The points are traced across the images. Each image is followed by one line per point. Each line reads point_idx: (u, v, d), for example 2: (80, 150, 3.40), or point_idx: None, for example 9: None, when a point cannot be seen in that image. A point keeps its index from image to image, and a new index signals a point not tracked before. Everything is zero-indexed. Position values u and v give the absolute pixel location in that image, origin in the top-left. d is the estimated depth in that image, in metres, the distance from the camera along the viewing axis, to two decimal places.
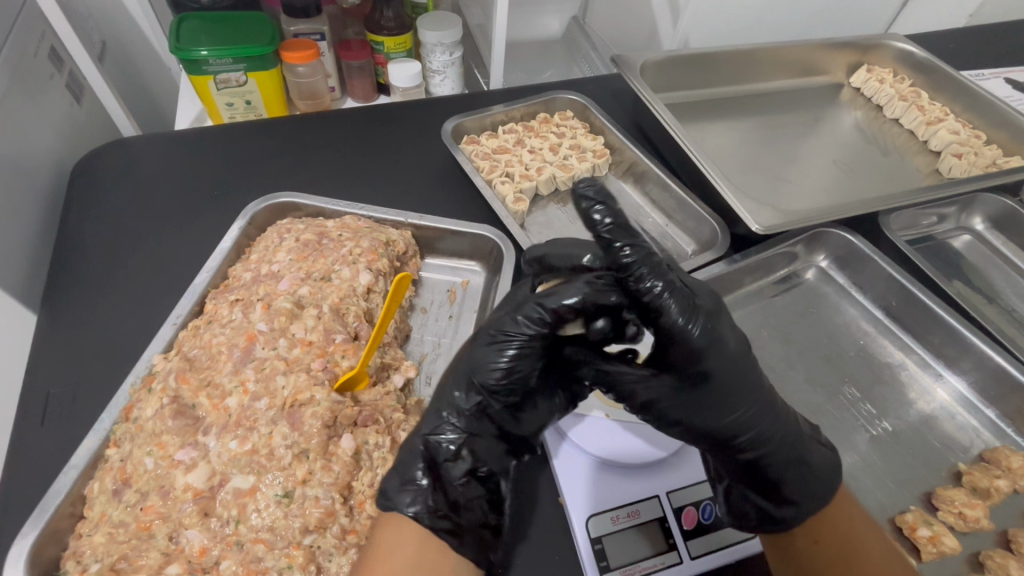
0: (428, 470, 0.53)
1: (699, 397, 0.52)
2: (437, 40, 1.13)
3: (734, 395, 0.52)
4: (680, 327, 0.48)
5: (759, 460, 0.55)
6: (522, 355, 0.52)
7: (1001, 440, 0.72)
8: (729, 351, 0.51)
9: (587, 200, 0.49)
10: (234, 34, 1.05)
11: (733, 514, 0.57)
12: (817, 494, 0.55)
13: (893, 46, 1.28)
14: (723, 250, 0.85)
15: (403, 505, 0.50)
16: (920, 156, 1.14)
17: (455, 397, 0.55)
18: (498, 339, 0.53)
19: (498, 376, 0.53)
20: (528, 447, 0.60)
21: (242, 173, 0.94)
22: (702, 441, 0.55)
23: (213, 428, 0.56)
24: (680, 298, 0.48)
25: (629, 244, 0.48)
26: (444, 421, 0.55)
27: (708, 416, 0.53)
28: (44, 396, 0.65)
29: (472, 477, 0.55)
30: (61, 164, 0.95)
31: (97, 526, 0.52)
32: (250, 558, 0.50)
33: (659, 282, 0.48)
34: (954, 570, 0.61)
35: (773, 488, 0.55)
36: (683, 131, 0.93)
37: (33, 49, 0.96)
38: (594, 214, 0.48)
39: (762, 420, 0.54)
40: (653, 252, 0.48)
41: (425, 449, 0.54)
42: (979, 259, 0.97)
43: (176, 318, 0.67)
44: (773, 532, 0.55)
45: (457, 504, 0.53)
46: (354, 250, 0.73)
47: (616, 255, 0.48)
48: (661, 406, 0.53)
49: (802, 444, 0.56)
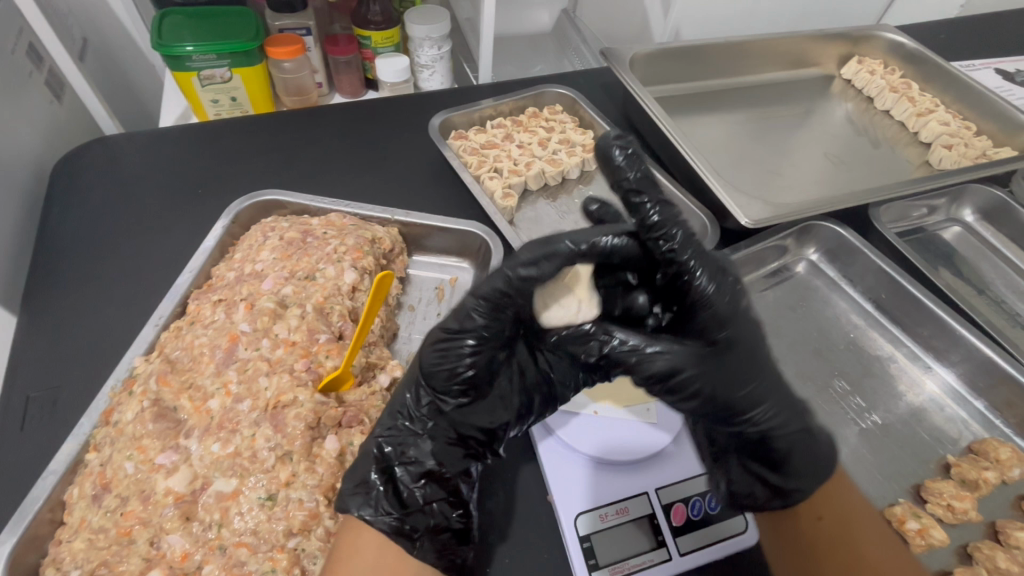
0: (383, 473, 0.53)
1: (722, 364, 0.51)
2: (425, 34, 1.12)
3: (753, 366, 0.52)
4: (707, 295, 0.51)
5: (769, 438, 0.55)
6: (471, 353, 0.51)
7: (989, 431, 0.73)
8: (747, 317, 0.52)
9: (619, 151, 0.58)
10: (217, 29, 1.03)
11: (731, 497, 0.58)
12: (820, 471, 0.57)
13: (883, 37, 1.28)
14: (712, 244, 0.85)
15: (355, 509, 0.50)
16: (911, 148, 1.14)
17: (407, 401, 0.56)
18: (443, 340, 0.51)
19: (446, 377, 0.52)
20: (491, 448, 0.58)
21: (227, 170, 0.93)
22: (711, 418, 0.54)
23: (195, 431, 0.56)
24: (708, 264, 0.52)
25: (654, 201, 0.53)
26: (398, 424, 0.56)
27: (725, 390, 0.51)
28: (24, 400, 0.64)
29: (431, 480, 0.54)
30: (41, 165, 0.93)
31: (76, 531, 0.52)
32: (233, 562, 0.50)
33: (684, 243, 0.52)
34: (943, 563, 0.61)
35: (778, 467, 0.57)
36: (673, 125, 0.92)
37: (12, 46, 0.93)
38: (626, 168, 0.57)
39: (772, 399, 0.54)
40: (678, 212, 0.53)
41: (380, 454, 0.54)
42: (969, 251, 0.97)
43: (158, 319, 0.66)
44: (779, 509, 0.57)
45: (411, 509, 0.53)
46: (338, 248, 0.72)
47: (645, 212, 0.53)
48: (683, 377, 0.50)
49: (809, 420, 0.57)
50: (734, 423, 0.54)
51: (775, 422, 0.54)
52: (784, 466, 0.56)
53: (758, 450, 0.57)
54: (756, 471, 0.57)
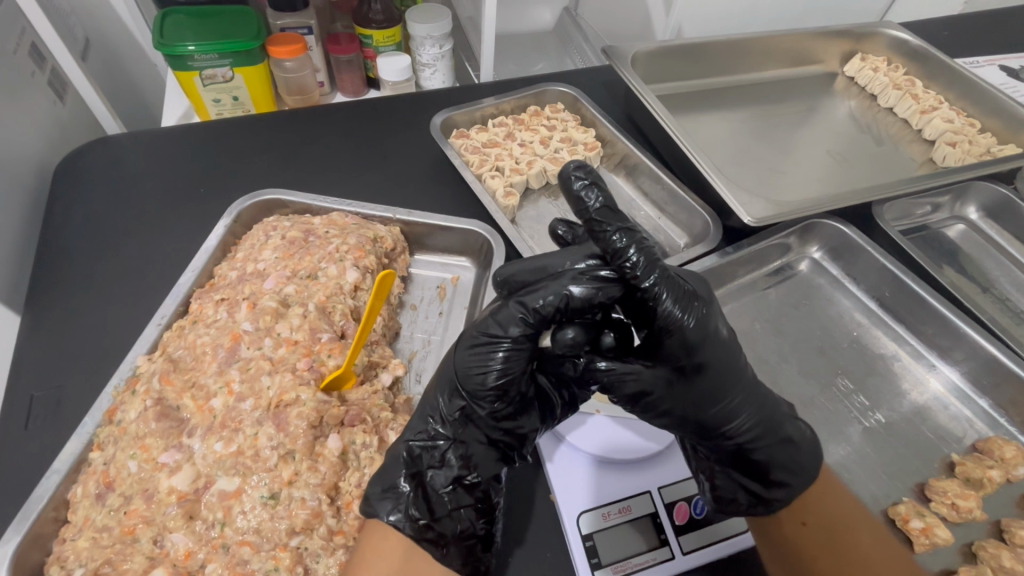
0: (412, 478, 0.52)
1: (689, 387, 0.52)
2: (426, 33, 1.12)
3: (725, 383, 0.52)
4: (673, 317, 0.49)
5: (747, 448, 0.55)
6: (503, 359, 0.51)
7: (994, 430, 0.72)
8: (717, 338, 0.51)
9: (578, 180, 0.52)
10: (219, 29, 1.03)
11: (716, 500, 0.57)
12: (803, 474, 0.55)
13: (887, 34, 1.27)
14: (715, 242, 0.84)
15: (385, 513, 0.50)
16: (914, 145, 1.14)
17: (439, 404, 0.55)
18: (479, 342, 0.52)
19: (479, 381, 0.52)
20: (520, 452, 0.57)
21: (229, 170, 0.93)
22: (688, 433, 0.55)
23: (198, 430, 0.56)
24: (674, 288, 0.50)
25: (618, 228, 0.50)
26: (429, 427, 0.55)
27: (695, 407, 0.53)
28: (27, 400, 0.64)
29: (459, 485, 0.54)
30: (44, 165, 0.93)
31: (80, 530, 0.52)
32: (236, 561, 0.50)
33: (647, 269, 0.49)
34: (947, 562, 0.61)
35: (761, 476, 0.55)
36: (675, 123, 0.92)
37: (14, 46, 0.93)
38: (586, 196, 0.51)
39: (748, 410, 0.54)
40: (643, 237, 0.50)
41: (409, 456, 0.54)
42: (973, 249, 0.96)
43: (161, 318, 0.66)
44: (761, 514, 0.55)
45: (438, 515, 0.52)
46: (340, 248, 0.72)
47: (609, 241, 0.50)
48: (652, 398, 0.52)
49: (790, 426, 0.56)
50: (710, 437, 0.55)
51: (753, 433, 0.54)
52: (766, 474, 0.55)
53: (740, 459, 0.56)
54: (741, 481, 0.55)
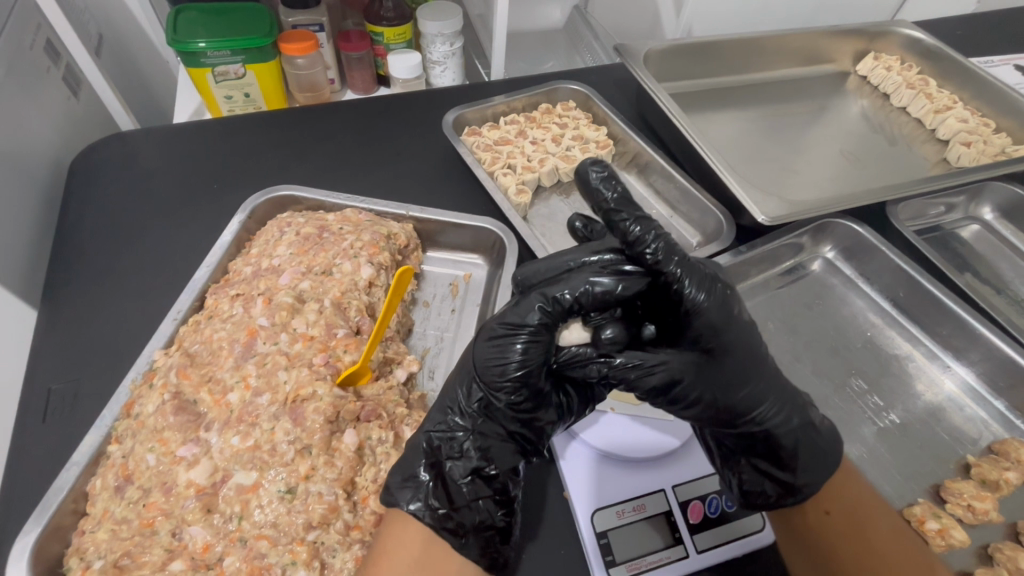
0: (431, 468, 0.53)
1: (717, 372, 0.52)
2: (437, 31, 1.11)
3: (747, 368, 0.53)
4: (698, 302, 0.50)
5: (774, 435, 0.55)
6: (524, 348, 0.51)
7: (1010, 431, 0.72)
8: (740, 323, 0.52)
9: (595, 172, 0.54)
10: (231, 26, 1.03)
11: (743, 494, 0.58)
12: (826, 457, 0.56)
13: (900, 33, 1.26)
14: (728, 241, 0.84)
15: (404, 502, 0.51)
16: (928, 145, 1.13)
17: (459, 397, 0.55)
18: (497, 335, 0.52)
19: (497, 373, 0.52)
20: (537, 447, 0.58)
21: (242, 166, 0.93)
22: (711, 422, 0.55)
23: (215, 424, 0.56)
24: (694, 273, 0.50)
25: (634, 218, 0.51)
26: (448, 418, 0.55)
27: (721, 393, 0.52)
28: (45, 393, 0.65)
29: (477, 477, 0.54)
30: (58, 160, 0.94)
31: (99, 522, 0.52)
32: (253, 554, 0.50)
33: (667, 252, 0.50)
34: (963, 564, 0.61)
35: (786, 464, 0.56)
36: (688, 121, 0.91)
37: (29, 41, 0.94)
38: (603, 187, 0.53)
39: (772, 395, 0.54)
40: (658, 225, 0.51)
41: (429, 447, 0.54)
42: (988, 250, 0.96)
43: (177, 313, 0.66)
44: (791, 505, 0.56)
45: (457, 505, 0.52)
46: (354, 244, 0.72)
47: (625, 229, 0.51)
48: (681, 387, 0.51)
49: (808, 409, 0.57)
50: (735, 426, 0.55)
51: (776, 421, 0.55)
52: (790, 461, 0.56)
53: (759, 449, 0.57)
54: (764, 468, 0.57)
